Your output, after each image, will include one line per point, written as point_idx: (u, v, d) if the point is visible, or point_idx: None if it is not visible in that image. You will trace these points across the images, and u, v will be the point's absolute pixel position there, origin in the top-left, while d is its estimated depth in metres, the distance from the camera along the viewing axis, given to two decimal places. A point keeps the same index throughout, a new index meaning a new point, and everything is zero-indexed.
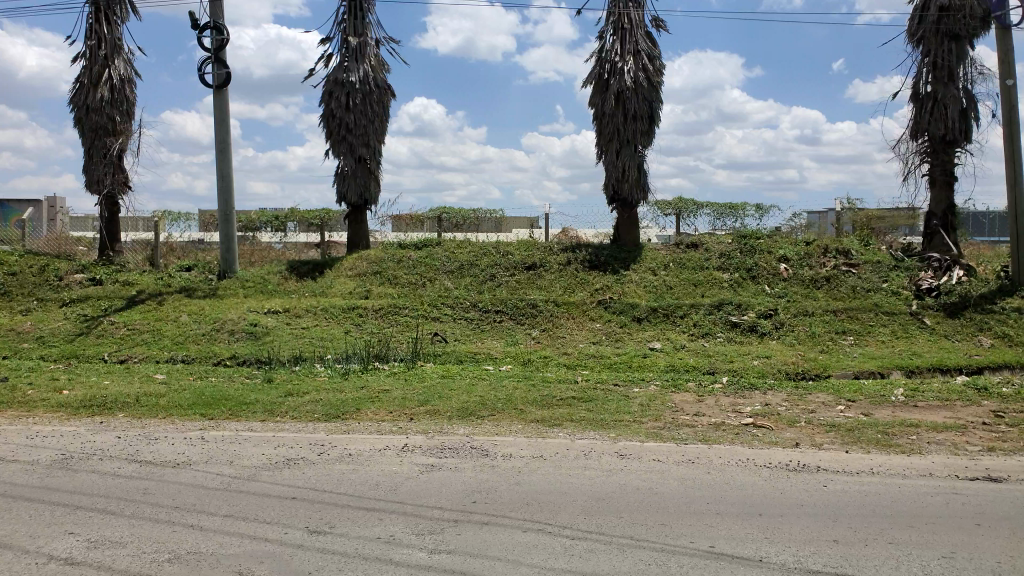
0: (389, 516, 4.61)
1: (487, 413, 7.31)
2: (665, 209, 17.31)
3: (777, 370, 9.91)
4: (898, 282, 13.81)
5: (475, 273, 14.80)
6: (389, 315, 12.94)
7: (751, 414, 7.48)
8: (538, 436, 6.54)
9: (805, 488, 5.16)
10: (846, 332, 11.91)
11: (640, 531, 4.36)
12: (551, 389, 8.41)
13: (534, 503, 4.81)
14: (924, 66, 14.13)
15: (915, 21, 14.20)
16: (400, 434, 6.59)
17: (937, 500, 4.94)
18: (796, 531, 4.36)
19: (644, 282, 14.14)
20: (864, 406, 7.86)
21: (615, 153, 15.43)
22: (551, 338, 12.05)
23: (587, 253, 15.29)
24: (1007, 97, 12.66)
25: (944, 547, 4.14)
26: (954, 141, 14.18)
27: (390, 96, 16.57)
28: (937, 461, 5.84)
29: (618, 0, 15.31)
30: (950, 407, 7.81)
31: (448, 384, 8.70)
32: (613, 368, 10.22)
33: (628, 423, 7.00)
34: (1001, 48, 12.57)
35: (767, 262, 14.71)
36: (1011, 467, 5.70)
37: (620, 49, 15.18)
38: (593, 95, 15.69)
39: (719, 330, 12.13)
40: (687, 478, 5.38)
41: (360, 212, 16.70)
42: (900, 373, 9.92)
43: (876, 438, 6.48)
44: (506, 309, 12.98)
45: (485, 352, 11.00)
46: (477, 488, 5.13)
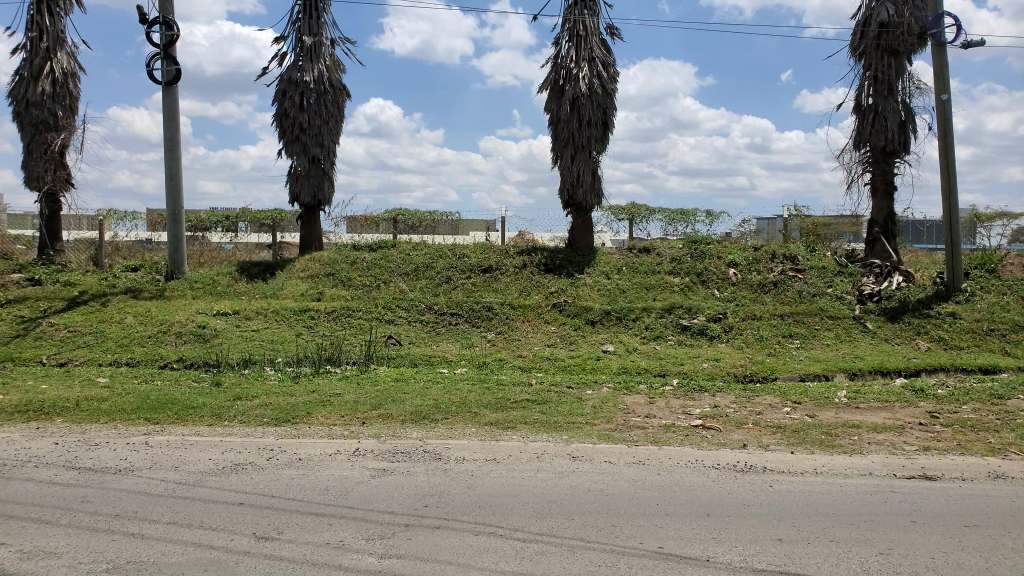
0: (339, 521, 4.57)
1: (440, 417, 7.29)
2: (619, 213, 17.52)
3: (725, 372, 10.11)
4: (843, 287, 14.22)
5: (430, 276, 14.76)
6: (343, 317, 12.82)
7: (699, 415, 7.63)
8: (491, 439, 6.56)
9: (752, 489, 5.28)
10: (793, 336, 12.20)
11: (590, 533, 4.41)
12: (506, 392, 8.42)
13: (486, 507, 4.82)
14: (866, 79, 14.59)
15: (858, 35, 14.64)
16: (352, 438, 6.53)
17: (876, 498, 5.10)
18: (742, 531, 4.45)
19: (598, 286, 14.28)
20: (809, 408, 8.08)
21: (570, 159, 15.55)
22: (506, 341, 12.09)
23: (543, 256, 15.38)
24: (942, 111, 13.14)
25: (881, 544, 4.28)
26: (894, 152, 14.68)
27: (345, 97, 16.43)
28: (876, 461, 6.04)
29: (573, 7, 15.44)
30: (890, 408, 8.07)
31: (402, 387, 8.67)
32: (567, 370, 10.28)
33: (581, 425, 7.06)
34: (937, 64, 13.04)
35: (717, 267, 15.00)
36: (945, 466, 5.92)
37: (575, 55, 15.30)
38: (548, 100, 15.79)
39: (670, 334, 12.31)
40: (637, 479, 5.45)
41: (313, 212, 16.53)
42: (843, 376, 10.21)
43: (819, 439, 6.67)
44: (461, 312, 12.96)
45: (440, 355, 10.98)
46: (430, 492, 5.12)
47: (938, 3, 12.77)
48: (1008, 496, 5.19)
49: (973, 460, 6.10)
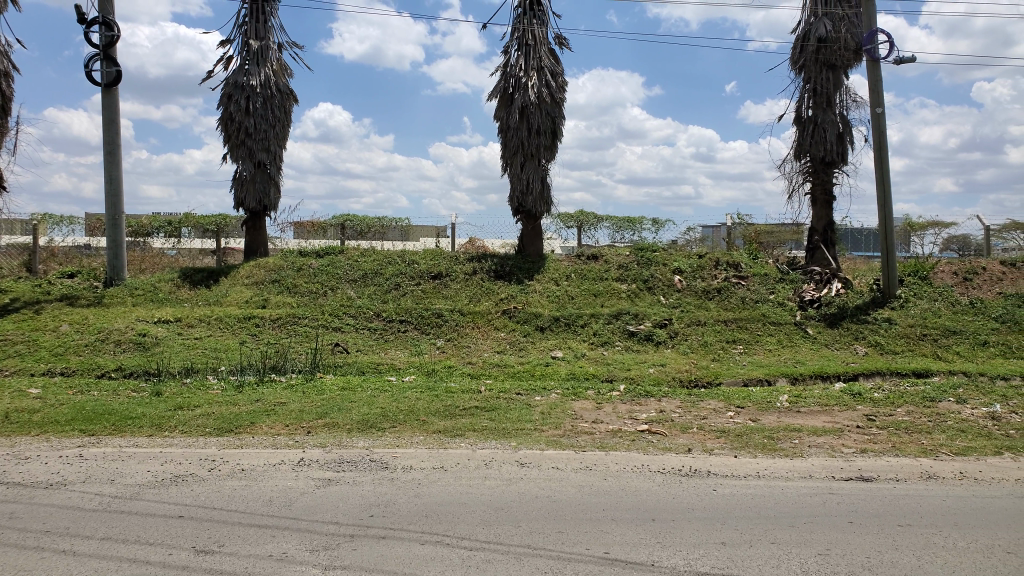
0: (282, 533, 4.47)
1: (388, 425, 7.21)
2: (568, 220, 17.64)
3: (671, 378, 10.27)
4: (784, 294, 14.59)
5: (379, 282, 14.63)
6: (288, 325, 12.59)
7: (646, 420, 7.71)
8: (439, 447, 6.51)
9: (696, 493, 5.37)
10: (736, 342, 12.45)
11: (538, 540, 4.41)
12: (454, 400, 8.38)
13: (433, 515, 4.79)
14: (806, 92, 15.03)
15: (798, 49, 15.09)
16: (297, 448, 6.42)
17: (816, 500, 5.24)
18: (687, 535, 4.51)
19: (547, 293, 14.34)
20: (752, 412, 8.25)
21: (519, 167, 15.61)
22: (456, 348, 12.04)
23: (492, 263, 15.38)
24: (877, 124, 13.62)
25: (819, 545, 4.39)
26: (832, 162, 15.15)
27: (293, 101, 16.20)
28: (816, 463, 6.21)
29: (522, 17, 15.54)
30: (830, 412, 8.30)
31: (348, 396, 8.54)
32: (516, 377, 10.29)
33: (529, 432, 7.06)
34: (871, 79, 13.52)
35: (663, 274, 15.24)
36: (881, 468, 6.11)
37: (524, 64, 15.38)
38: (498, 108, 15.83)
39: (617, 339, 12.45)
40: (584, 485, 5.49)
41: (259, 217, 16.23)
42: (785, 380, 10.48)
43: (762, 442, 6.81)
44: (410, 319, 12.87)
45: (388, 362, 10.87)
46: (376, 501, 5.05)
47: (872, 20, 13.24)
48: (939, 496, 5.38)
49: (907, 461, 6.31)
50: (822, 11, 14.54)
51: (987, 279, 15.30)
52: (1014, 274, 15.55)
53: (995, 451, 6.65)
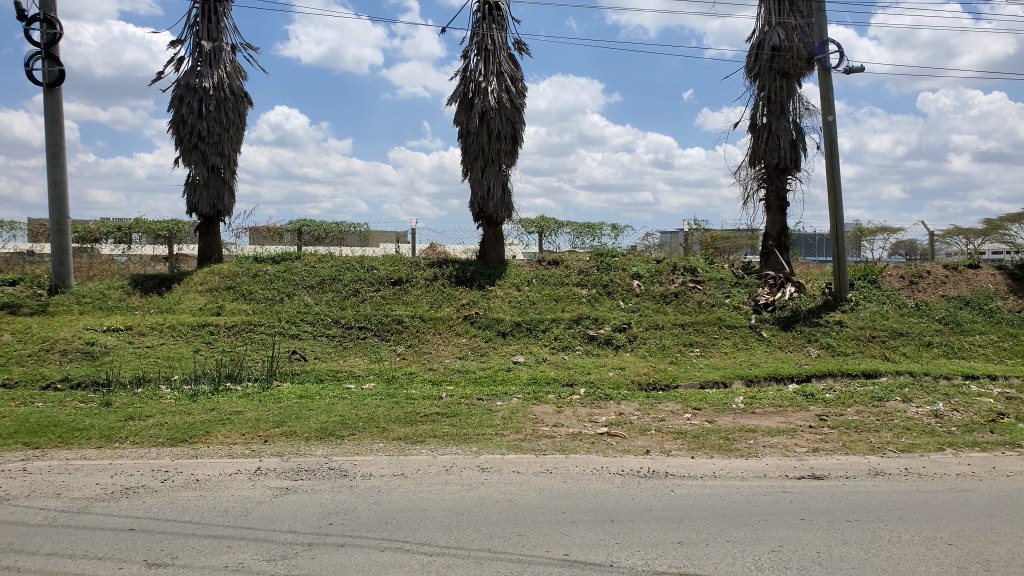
0: (238, 543, 4.41)
1: (347, 433, 7.15)
2: (529, 226, 17.72)
3: (630, 381, 10.37)
4: (739, 298, 14.87)
5: (337, 289, 14.50)
6: (244, 332, 12.40)
7: (605, 423, 7.80)
8: (398, 453, 6.49)
9: (654, 493, 5.44)
10: (693, 345, 12.65)
11: (498, 543, 4.43)
12: (415, 406, 8.35)
13: (392, 522, 4.77)
14: (760, 100, 15.36)
15: (753, 57, 15.41)
16: (253, 457, 6.34)
17: (770, 499, 5.34)
18: (644, 535, 4.57)
19: (509, 298, 14.38)
20: (708, 414, 8.38)
21: (479, 172, 15.63)
22: (416, 354, 12.00)
23: (453, 268, 15.36)
24: (828, 132, 13.98)
25: (772, 542, 4.49)
26: (786, 169, 15.50)
27: (247, 104, 15.99)
28: (770, 463, 6.34)
29: (481, 22, 15.59)
30: (784, 412, 8.48)
31: (306, 404, 8.44)
32: (478, 382, 10.28)
33: (490, 437, 7.08)
34: (822, 87, 13.88)
35: (622, 279, 15.40)
36: (833, 466, 6.27)
37: (483, 69, 15.42)
38: (457, 113, 15.84)
39: (578, 344, 12.54)
40: (543, 488, 5.53)
41: (213, 222, 15.98)
42: (740, 382, 10.68)
43: (718, 443, 6.93)
44: (369, 326, 12.79)
45: (347, 369, 10.78)
46: (334, 509, 5.01)
47: (822, 30, 13.61)
48: (886, 491, 5.55)
49: (856, 459, 6.49)
50: (775, 20, 14.89)
51: (932, 282, 15.81)
52: (957, 277, 16.09)
53: (938, 447, 6.88)
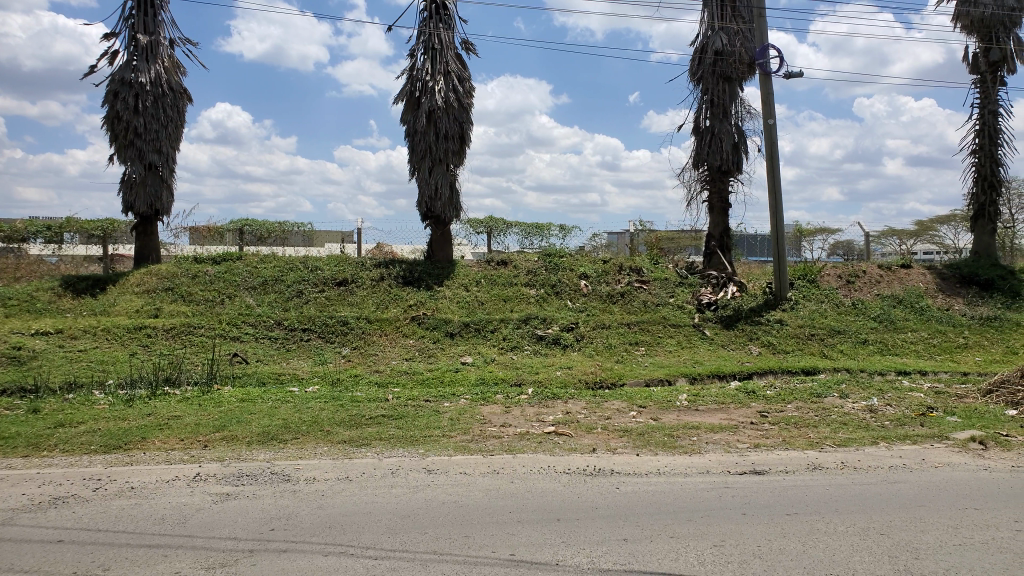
0: (175, 552, 4.28)
1: (290, 436, 7.03)
2: (477, 226, 17.69)
3: (577, 380, 10.45)
4: (683, 297, 15.13)
5: (280, 290, 14.23)
6: (182, 335, 12.07)
7: (552, 422, 7.84)
8: (343, 457, 6.40)
9: (599, 491, 5.49)
10: (639, 344, 12.82)
11: (443, 545, 4.39)
12: (361, 409, 8.24)
13: (337, 526, 4.70)
14: (704, 103, 15.64)
15: (697, 61, 15.68)
16: (192, 463, 6.16)
17: (712, 494, 5.44)
18: (590, 533, 4.60)
19: (457, 298, 14.32)
20: (653, 411, 8.49)
21: (427, 171, 15.52)
22: (362, 356, 11.86)
23: (400, 268, 15.23)
24: (769, 135, 14.33)
25: (714, 537, 4.57)
26: (728, 171, 15.83)
27: (186, 100, 15.58)
28: (713, 459, 6.46)
29: (428, 21, 15.49)
30: (726, 409, 8.66)
31: (248, 407, 8.25)
32: (425, 384, 10.21)
33: (438, 438, 7.03)
34: (763, 91, 14.21)
35: (570, 279, 15.51)
36: (773, 461, 6.42)
37: (430, 68, 15.32)
38: (404, 112, 15.71)
39: (526, 344, 12.57)
40: (490, 488, 5.51)
41: (150, 222, 15.52)
42: (684, 380, 10.87)
43: (662, 440, 7.04)
44: (314, 327, 12.59)
45: (290, 372, 10.58)
46: (277, 515, 4.91)
47: (763, 36, 13.93)
48: (823, 485, 5.72)
49: (795, 454, 6.66)
50: (719, 25, 15.17)
51: (867, 282, 16.35)
52: (890, 276, 16.69)
53: (872, 441, 7.12)
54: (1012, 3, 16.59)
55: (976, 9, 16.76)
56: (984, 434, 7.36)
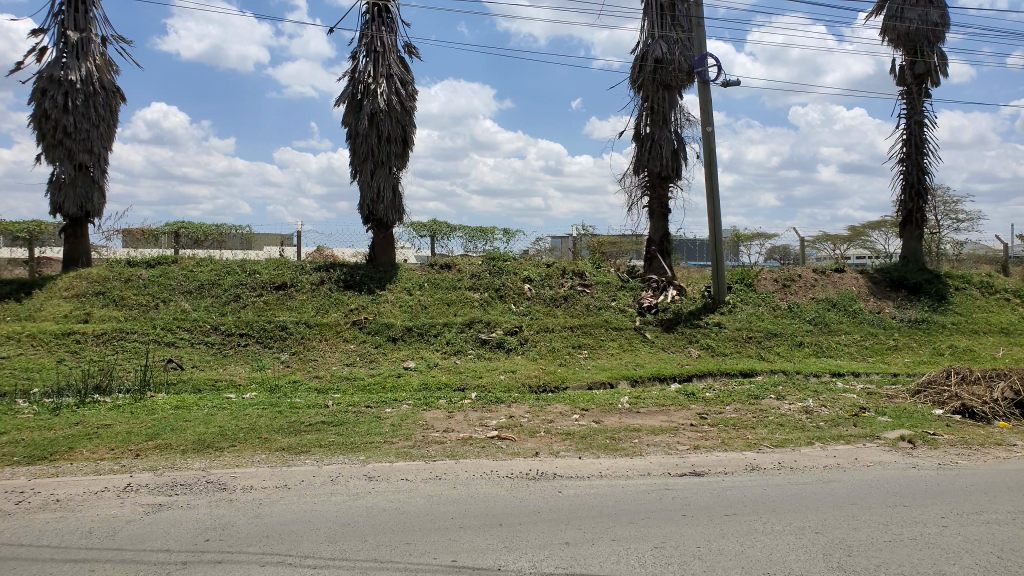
0: (103, 567, 4.11)
1: (227, 444, 6.85)
2: (421, 230, 17.57)
3: (521, 384, 10.47)
4: (625, 301, 15.33)
5: (217, 294, 13.87)
6: (114, 341, 11.65)
7: (495, 427, 7.84)
8: (281, 465, 6.27)
9: (542, 495, 5.51)
10: (582, 347, 12.94)
11: (385, 553, 4.35)
12: (300, 416, 8.09)
13: (275, 535, 4.60)
14: (644, 110, 15.90)
15: (637, 69, 15.93)
16: (123, 473, 5.95)
17: (653, 496, 5.52)
18: (533, 537, 4.61)
19: (400, 302, 14.21)
20: (595, 414, 8.58)
21: (369, 174, 15.35)
22: (301, 362, 11.64)
23: (341, 272, 15.01)
24: (707, 142, 14.65)
25: (655, 539, 4.63)
26: (668, 177, 16.12)
27: (119, 100, 15.10)
28: (654, 461, 6.55)
29: (370, 23, 15.33)
30: (666, 411, 8.81)
31: (182, 415, 8.00)
32: (367, 390, 10.09)
33: (379, 445, 6.96)
34: (702, 99, 14.53)
35: (514, 283, 15.54)
36: (711, 462, 6.56)
37: (373, 71, 15.15)
38: (346, 114, 15.52)
39: (470, 348, 12.55)
40: (432, 495, 5.47)
41: (80, 224, 14.97)
42: (625, 383, 11.01)
43: (605, 443, 7.12)
44: (252, 333, 12.30)
45: (227, 379, 10.31)
46: (212, 525, 4.77)
47: (702, 45, 14.24)
48: (759, 485, 5.86)
49: (733, 455, 6.81)
50: (659, 33, 15.43)
51: (802, 285, 16.85)
52: (824, 281, 17.24)
53: (807, 441, 7.33)
54: (935, 18, 17.29)
55: (901, 23, 17.51)
56: (913, 433, 7.66)
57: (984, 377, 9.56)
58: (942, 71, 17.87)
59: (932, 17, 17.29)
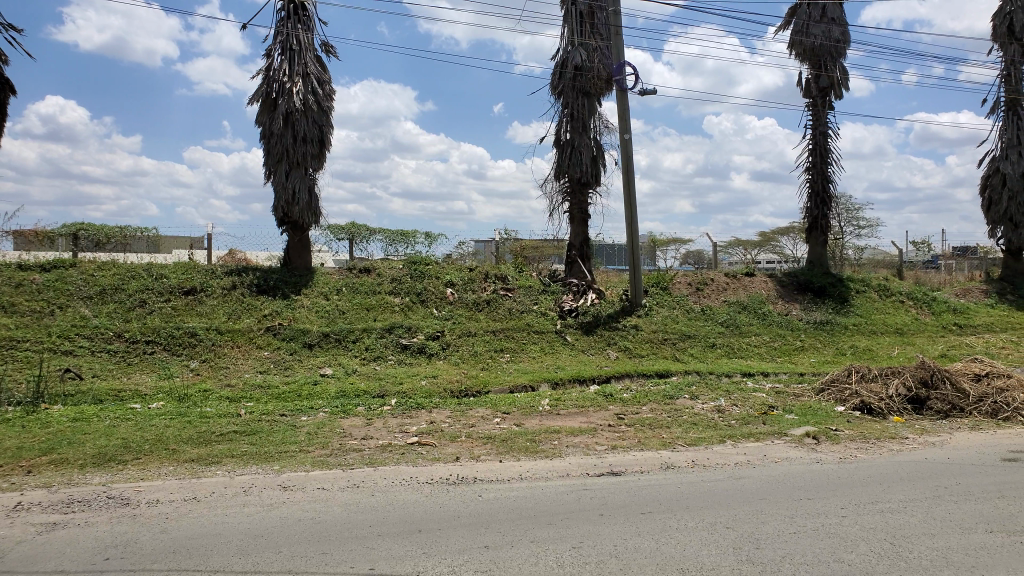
0: None
1: (130, 457, 6.53)
2: (339, 233, 17.24)
3: (442, 389, 10.39)
4: (546, 304, 15.46)
5: (120, 299, 13.24)
6: (4, 350, 10.94)
7: (416, 433, 7.77)
8: (189, 476, 6.02)
9: (461, 500, 5.48)
10: (503, 350, 12.98)
11: (299, 563, 4.23)
12: (210, 425, 7.80)
13: (182, 551, 4.41)
14: (564, 116, 16.10)
15: (558, 75, 16.12)
16: (13, 491, 5.57)
17: (571, 497, 5.58)
18: (451, 542, 4.58)
19: (316, 307, 13.91)
20: (516, 417, 8.62)
21: (284, 175, 14.97)
22: (212, 369, 11.24)
23: (254, 276, 14.56)
24: (625, 149, 14.95)
25: (574, 539, 4.68)
26: (587, 183, 16.37)
27: (10, 92, 14.21)
28: (573, 462, 6.63)
29: (285, 21, 14.96)
30: (586, 413, 8.92)
31: (81, 427, 7.58)
32: (282, 397, 9.81)
33: (294, 454, 6.77)
34: (620, 107, 14.82)
35: (435, 286, 15.45)
36: (629, 462, 6.68)
37: (288, 70, 14.79)
38: (260, 113, 15.10)
39: (390, 353, 12.40)
40: (349, 503, 5.36)
41: None
42: (547, 385, 11.11)
43: (525, 445, 7.15)
44: (158, 340, 11.79)
45: (132, 388, 9.83)
46: (114, 542, 4.54)
47: (620, 53, 14.53)
48: (674, 483, 6.00)
49: (649, 454, 6.95)
50: (578, 41, 15.67)
51: (715, 289, 17.40)
52: (736, 284, 17.86)
53: (719, 439, 7.56)
54: (838, 35, 18.19)
55: (807, 38, 18.40)
56: (817, 430, 8.01)
57: (881, 374, 10.08)
58: (844, 86, 18.81)
59: (835, 33, 18.20)
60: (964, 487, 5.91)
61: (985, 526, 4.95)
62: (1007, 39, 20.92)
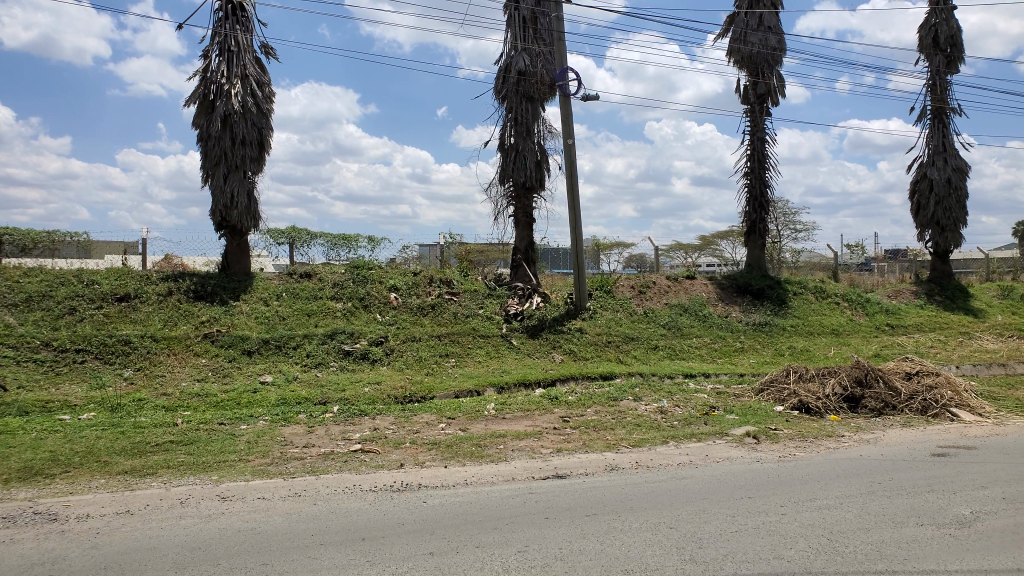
0: None
1: (59, 471, 6.27)
2: (279, 237, 16.93)
3: (386, 395, 10.29)
4: (491, 308, 15.48)
5: (48, 306, 12.71)
6: None
7: (359, 440, 7.67)
8: (122, 490, 5.81)
9: (406, 506, 5.43)
10: (449, 355, 12.93)
11: None
12: (144, 436, 7.55)
13: (114, 566, 4.25)
14: (508, 121, 16.16)
15: (501, 80, 16.19)
16: None
17: (517, 501, 5.59)
18: (396, 550, 4.54)
19: (256, 313, 13.61)
20: (461, 422, 8.60)
21: (221, 178, 14.61)
22: (147, 378, 10.89)
23: (191, 281, 14.16)
24: (568, 153, 15.09)
25: (519, 543, 4.69)
26: (531, 187, 16.45)
27: None
28: (519, 466, 6.64)
29: (223, 21, 14.63)
30: (531, 416, 8.94)
31: (5, 441, 7.23)
32: (220, 406, 9.56)
33: (233, 463, 6.61)
34: (563, 111, 14.95)
35: (379, 291, 15.31)
36: (574, 464, 6.73)
37: (226, 71, 14.46)
38: (197, 115, 14.73)
39: (332, 359, 12.23)
40: (290, 513, 5.26)
41: None
42: (492, 390, 11.11)
43: (470, 450, 7.13)
44: (89, 348, 11.36)
45: (60, 399, 9.43)
46: (40, 560, 4.35)
47: (563, 59, 14.66)
48: (618, 485, 6.07)
49: (593, 456, 7.01)
50: (521, 46, 15.74)
51: (657, 292, 17.68)
52: (677, 286, 18.19)
53: (662, 440, 7.67)
54: (773, 44, 18.74)
55: (745, 46, 18.92)
56: (756, 429, 8.21)
57: (818, 374, 10.38)
58: (780, 94, 19.36)
59: (770, 42, 18.74)
60: (895, 482, 6.14)
61: (915, 519, 5.14)
62: (932, 50, 21.82)
